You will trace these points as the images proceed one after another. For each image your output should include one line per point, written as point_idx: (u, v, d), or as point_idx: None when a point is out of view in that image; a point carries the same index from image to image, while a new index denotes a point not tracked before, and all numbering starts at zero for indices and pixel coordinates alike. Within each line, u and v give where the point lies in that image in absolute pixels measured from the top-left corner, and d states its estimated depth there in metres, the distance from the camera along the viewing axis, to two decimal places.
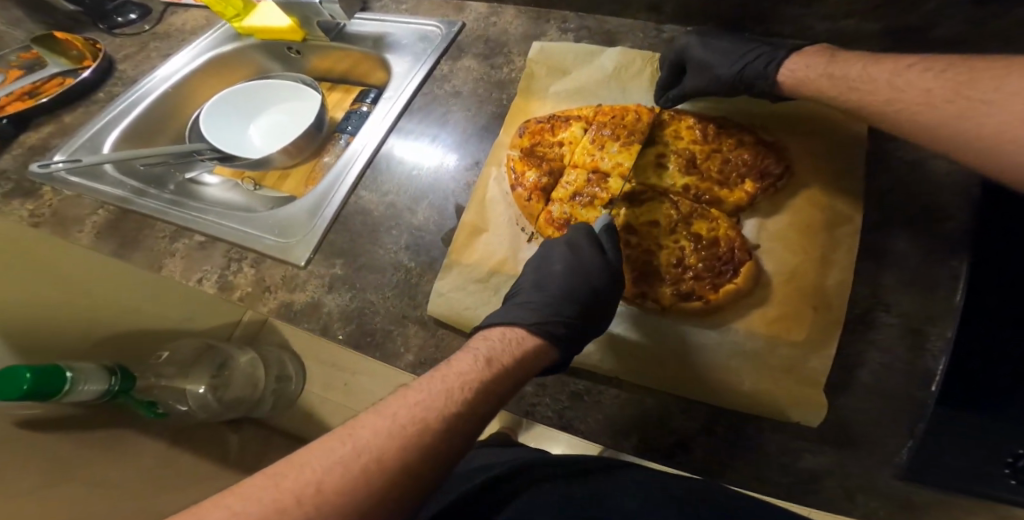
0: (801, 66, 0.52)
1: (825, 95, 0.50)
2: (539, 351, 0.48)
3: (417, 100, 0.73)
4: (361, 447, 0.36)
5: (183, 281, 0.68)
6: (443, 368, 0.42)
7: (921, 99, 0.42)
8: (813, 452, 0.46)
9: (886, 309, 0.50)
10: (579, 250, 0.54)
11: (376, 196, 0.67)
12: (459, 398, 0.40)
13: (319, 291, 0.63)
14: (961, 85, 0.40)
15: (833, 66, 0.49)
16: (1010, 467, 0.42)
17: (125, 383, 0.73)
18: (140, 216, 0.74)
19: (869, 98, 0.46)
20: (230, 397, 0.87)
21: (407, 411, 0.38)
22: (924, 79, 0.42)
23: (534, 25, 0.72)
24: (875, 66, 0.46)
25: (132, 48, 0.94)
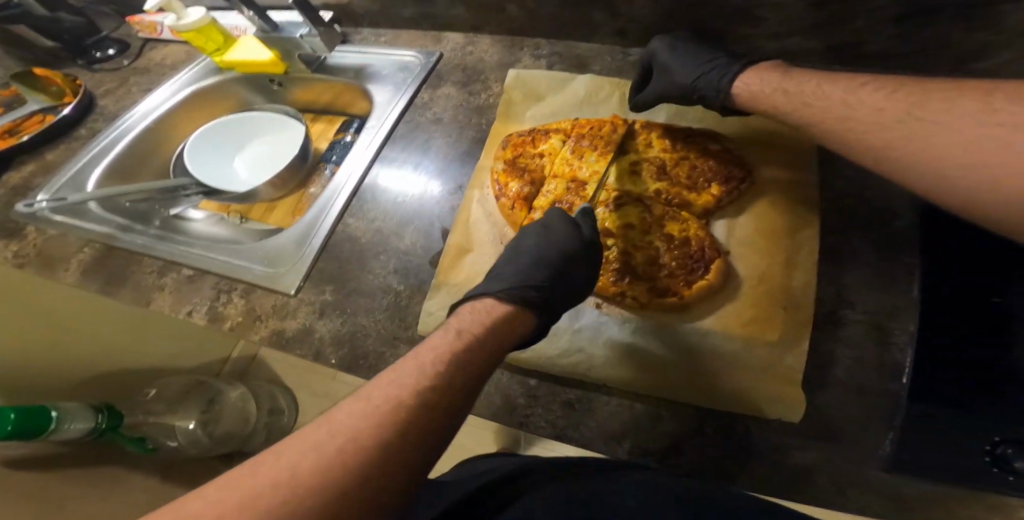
0: (755, 80, 0.55)
1: (778, 110, 0.52)
2: (512, 317, 0.49)
3: (398, 127, 0.75)
4: (335, 430, 0.35)
5: (172, 314, 0.69)
6: (415, 349, 0.42)
7: (873, 118, 0.43)
8: (803, 449, 0.49)
9: (852, 307, 0.53)
10: (553, 225, 0.58)
11: (363, 223, 0.69)
12: (433, 367, 0.40)
13: (311, 317, 0.64)
14: (913, 104, 0.41)
15: (785, 81, 0.52)
16: (990, 456, 0.43)
17: (114, 423, 0.79)
18: (126, 251, 0.75)
19: (823, 114, 0.48)
20: (220, 435, 1.00)
21: (379, 393, 0.37)
22: (877, 97, 0.44)
23: (509, 52, 0.75)
24: (828, 84, 0.48)
25: (112, 84, 0.95)
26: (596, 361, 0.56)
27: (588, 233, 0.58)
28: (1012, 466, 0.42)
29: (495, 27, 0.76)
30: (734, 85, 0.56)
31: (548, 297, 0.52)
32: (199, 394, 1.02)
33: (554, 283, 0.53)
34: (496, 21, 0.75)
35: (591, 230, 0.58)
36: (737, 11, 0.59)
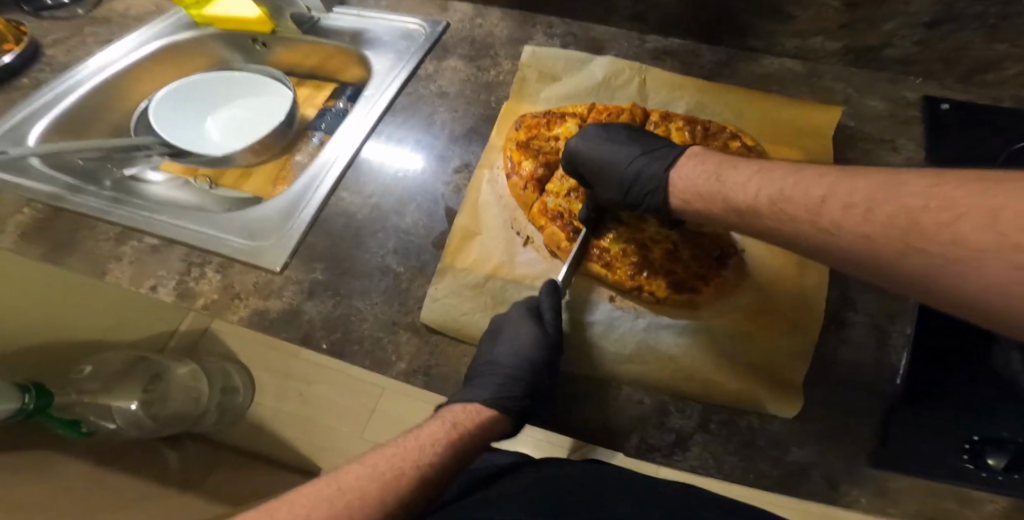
0: (695, 185, 0.50)
1: (738, 230, 0.46)
2: (495, 419, 0.52)
3: (400, 99, 0.70)
4: (343, 487, 0.41)
5: (132, 289, 0.61)
6: (415, 429, 0.48)
7: (866, 250, 0.34)
8: (800, 445, 0.48)
9: (858, 307, 0.55)
10: (517, 326, 0.51)
11: (359, 198, 0.64)
12: (431, 450, 0.45)
13: (299, 297, 0.58)
14: (909, 230, 0.32)
15: (728, 198, 0.45)
16: (967, 452, 0.46)
17: (40, 403, 0.72)
18: (74, 215, 0.65)
19: (791, 225, 0.40)
20: (166, 414, 0.98)
21: (385, 462, 0.44)
22: (853, 222, 0.35)
23: (520, 29, 0.72)
24: (782, 202, 0.41)
25: (63, 33, 0.84)
26: (606, 357, 0.54)
27: (550, 328, 0.52)
28: (984, 462, 0.45)
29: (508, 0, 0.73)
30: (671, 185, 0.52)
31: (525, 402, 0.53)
32: (143, 369, 0.99)
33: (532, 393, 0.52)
34: None
35: (553, 319, 0.52)
36: (764, 6, 0.59)
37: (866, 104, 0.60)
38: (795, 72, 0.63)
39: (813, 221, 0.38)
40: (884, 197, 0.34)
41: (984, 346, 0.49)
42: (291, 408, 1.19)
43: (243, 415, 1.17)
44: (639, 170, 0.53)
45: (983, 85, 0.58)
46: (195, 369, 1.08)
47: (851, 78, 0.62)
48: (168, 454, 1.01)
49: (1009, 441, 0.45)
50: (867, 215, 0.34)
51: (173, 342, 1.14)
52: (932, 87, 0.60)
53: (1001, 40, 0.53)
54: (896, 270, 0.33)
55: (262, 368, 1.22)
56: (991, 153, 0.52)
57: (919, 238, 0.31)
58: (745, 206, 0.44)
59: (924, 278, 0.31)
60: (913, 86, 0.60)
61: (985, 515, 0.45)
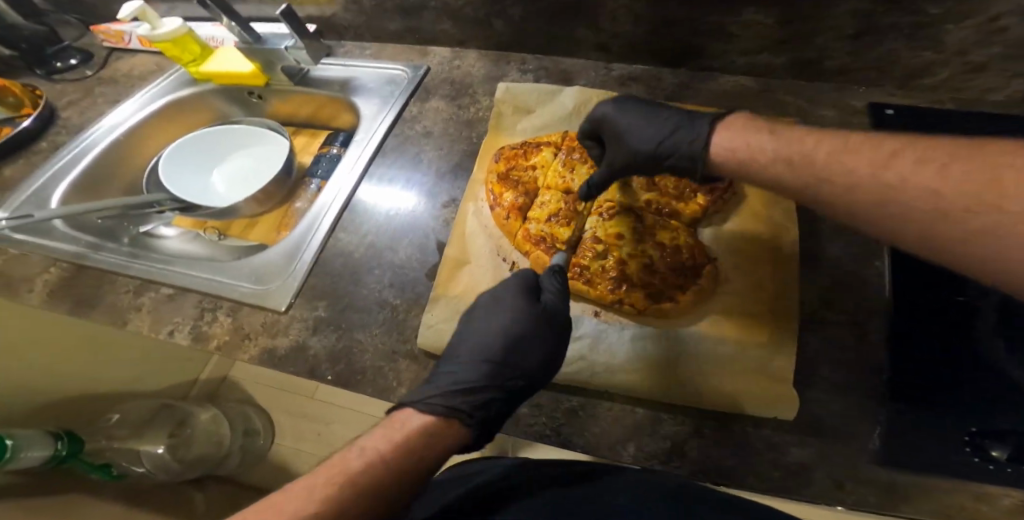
0: (739, 142, 0.48)
1: (782, 186, 0.44)
2: (437, 430, 0.45)
3: (388, 141, 0.75)
4: None
5: (151, 335, 0.65)
6: (315, 469, 0.40)
7: (932, 205, 0.34)
8: (799, 445, 0.50)
9: (831, 307, 0.57)
10: (507, 300, 0.53)
11: (355, 238, 0.68)
12: (323, 495, 0.38)
13: (304, 334, 0.62)
14: (989, 185, 0.32)
15: (781, 149, 0.44)
16: (970, 446, 0.47)
17: (71, 448, 0.86)
18: (97, 270, 0.70)
19: (852, 175, 0.39)
20: (191, 457, 1.08)
21: (260, 517, 0.37)
22: (926, 176, 0.35)
23: (495, 67, 0.77)
24: (846, 153, 0.40)
25: (77, 94, 0.91)
26: (596, 369, 0.56)
27: (547, 300, 0.54)
28: (989, 454, 0.46)
29: (481, 42, 0.78)
30: (710, 139, 0.51)
31: (489, 394, 0.48)
32: (168, 415, 1.11)
33: (495, 382, 0.49)
34: (482, 36, 0.77)
35: (552, 298, 0.54)
36: (716, 29, 0.63)
37: (821, 113, 0.63)
38: (748, 88, 0.67)
39: (875, 172, 0.37)
40: (962, 156, 0.34)
41: (969, 337, 0.51)
42: (306, 448, 1.17)
43: (265, 457, 1.18)
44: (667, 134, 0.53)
45: (921, 90, 0.62)
46: (216, 414, 1.14)
47: (807, 89, 0.65)
48: (195, 494, 1.10)
49: (1009, 432, 0.46)
50: (944, 169, 0.34)
51: (195, 390, 1.21)
52: (876, 94, 0.63)
53: (922, 48, 0.57)
54: (959, 224, 0.33)
55: (279, 410, 1.22)
56: None
57: (996, 195, 0.32)
58: (799, 156, 0.43)
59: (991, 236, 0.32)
60: (858, 94, 0.64)
61: (1001, 510, 0.45)
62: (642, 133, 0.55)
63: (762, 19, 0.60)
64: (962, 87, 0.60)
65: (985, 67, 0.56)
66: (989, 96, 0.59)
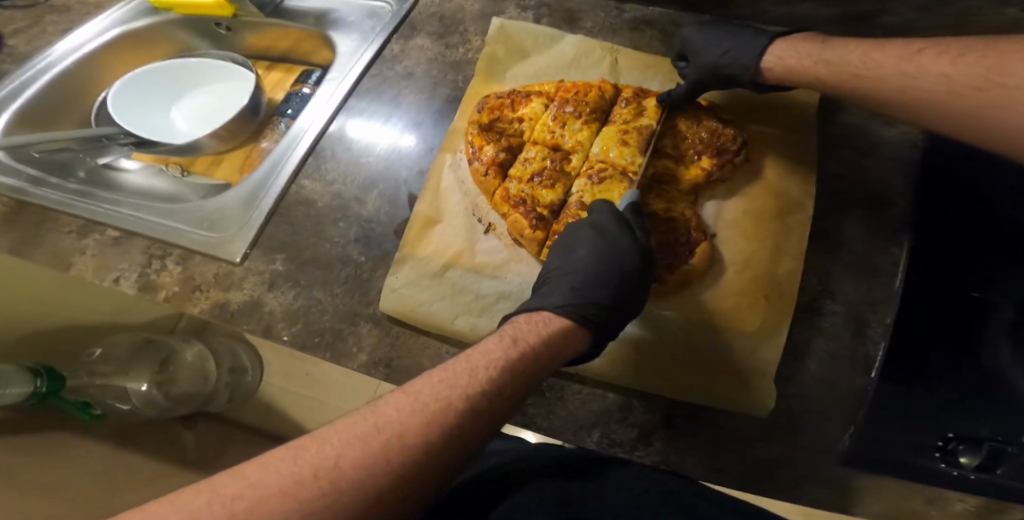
0: (792, 51, 0.51)
1: (823, 83, 0.47)
2: (567, 332, 0.44)
3: (365, 81, 0.67)
4: (383, 421, 0.31)
5: (96, 281, 0.60)
6: (466, 351, 0.38)
7: (939, 87, 0.38)
8: (766, 441, 0.46)
9: (835, 296, 0.51)
10: (610, 234, 0.50)
11: (320, 186, 0.62)
12: (483, 376, 0.36)
13: (260, 289, 0.57)
14: (989, 69, 0.35)
15: (826, 52, 0.47)
16: (939, 450, 0.44)
17: (52, 387, 0.56)
18: (41, 208, 0.65)
19: (879, 81, 0.42)
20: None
21: (430, 390, 0.34)
22: (940, 63, 0.38)
23: (492, 2, 0.68)
24: (877, 51, 0.43)
25: (25, 21, 0.81)
26: None
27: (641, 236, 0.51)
28: (957, 460, 0.43)
29: None
30: (762, 59, 0.53)
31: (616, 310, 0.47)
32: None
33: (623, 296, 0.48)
34: None
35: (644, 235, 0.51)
36: None
37: None
38: None
39: (899, 65, 0.41)
40: (977, 45, 0.37)
41: (979, 336, 0.48)
42: None
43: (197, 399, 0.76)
44: (736, 44, 0.53)
45: None
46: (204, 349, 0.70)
47: None
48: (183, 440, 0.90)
49: (986, 440, 0.44)
50: (955, 58, 0.38)
51: None
52: None
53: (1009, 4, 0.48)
54: (963, 103, 0.37)
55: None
56: None
57: (997, 75, 0.35)
58: (838, 57, 0.46)
59: (992, 106, 0.35)
60: None
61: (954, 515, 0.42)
62: (707, 44, 0.54)
63: None
64: None
65: None
66: None
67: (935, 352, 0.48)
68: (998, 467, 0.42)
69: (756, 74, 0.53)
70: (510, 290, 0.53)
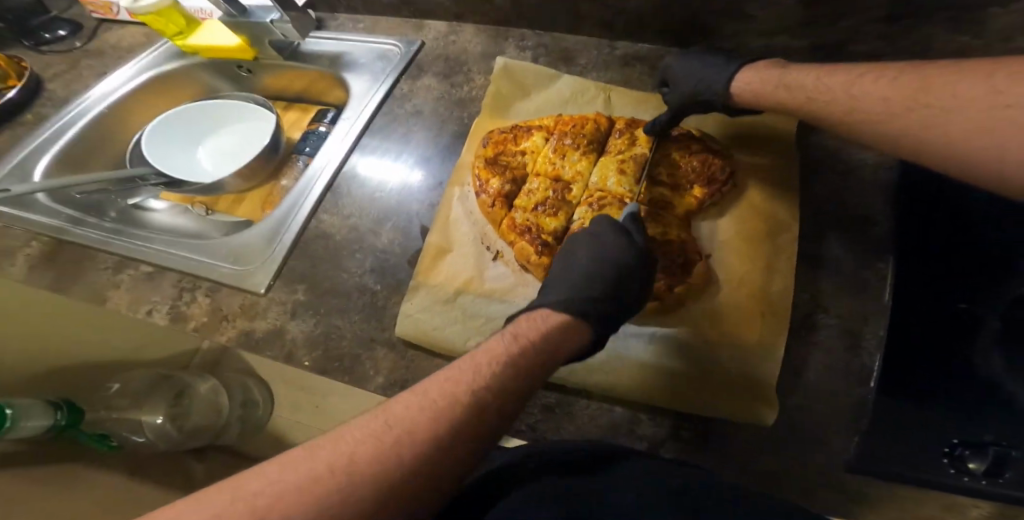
0: (755, 76, 0.54)
1: (784, 106, 0.51)
2: (569, 325, 0.47)
3: (377, 119, 0.72)
4: (392, 420, 0.36)
5: (130, 313, 0.64)
6: (471, 352, 0.42)
7: (879, 108, 0.42)
8: (774, 455, 0.49)
9: (828, 311, 0.54)
10: (602, 237, 0.53)
11: (337, 219, 0.66)
12: (485, 373, 0.39)
13: (282, 318, 0.61)
14: (917, 91, 0.40)
15: (785, 76, 0.51)
16: (948, 456, 0.45)
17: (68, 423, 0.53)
18: (78, 245, 0.69)
19: (832, 104, 0.46)
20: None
21: (437, 389, 0.38)
22: (877, 86, 0.43)
23: (493, 43, 0.73)
24: (826, 77, 0.48)
25: (62, 66, 0.89)
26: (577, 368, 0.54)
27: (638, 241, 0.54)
28: (966, 466, 0.44)
29: (480, 16, 0.74)
30: (732, 83, 0.56)
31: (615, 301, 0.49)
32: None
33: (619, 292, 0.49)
34: (481, 10, 0.73)
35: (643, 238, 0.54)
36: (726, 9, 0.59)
37: None
38: None
39: (845, 91, 0.45)
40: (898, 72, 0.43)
41: (968, 341, 0.48)
42: None
43: None
44: (705, 71, 0.56)
45: None
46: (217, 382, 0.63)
47: None
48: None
49: (991, 445, 0.44)
50: (889, 82, 0.42)
51: None
52: None
53: (962, 31, 0.52)
54: (898, 123, 0.41)
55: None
56: None
57: (925, 96, 0.40)
58: (796, 81, 0.50)
59: (918, 125, 0.40)
60: None
61: None
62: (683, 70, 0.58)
63: None
64: None
65: None
66: None
67: (921, 367, 0.48)
68: (1005, 472, 0.43)
69: (728, 98, 0.56)
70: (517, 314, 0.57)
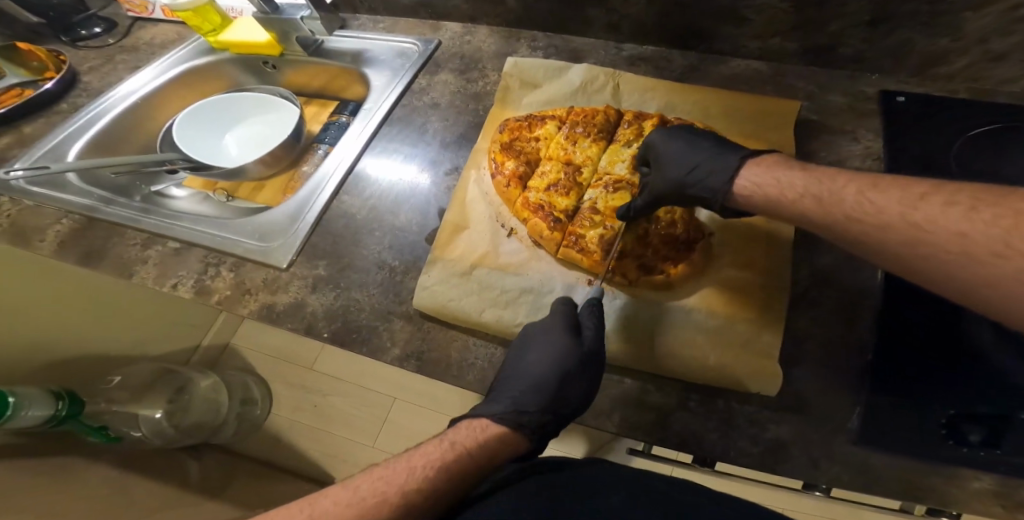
0: (766, 178, 0.51)
1: (809, 218, 0.46)
2: (506, 438, 0.52)
3: (396, 111, 0.76)
4: (319, 512, 0.44)
5: (156, 287, 0.67)
6: (410, 451, 0.49)
7: (956, 245, 0.35)
8: (779, 421, 0.51)
9: (820, 289, 0.58)
10: (552, 334, 0.54)
11: (358, 200, 0.70)
12: (417, 475, 0.46)
13: (303, 291, 0.64)
14: (1013, 231, 0.33)
15: (810, 186, 0.46)
16: (946, 428, 0.47)
17: (71, 410, 0.82)
18: (108, 223, 0.72)
19: (880, 232, 0.39)
20: (187, 423, 1.09)
21: (369, 486, 0.46)
22: (954, 217, 0.36)
23: (506, 43, 0.78)
24: (871, 192, 0.41)
25: (97, 61, 0.93)
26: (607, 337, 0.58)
27: (589, 337, 0.54)
28: (965, 438, 0.46)
29: (493, 18, 0.79)
30: (737, 179, 0.53)
31: (547, 418, 0.54)
32: (169, 380, 1.13)
33: (553, 408, 0.54)
34: (495, 13, 0.78)
35: (594, 335, 0.54)
36: (726, 11, 0.64)
37: (826, 99, 0.64)
38: (761, 72, 0.67)
39: (903, 215, 0.38)
40: (989, 199, 0.35)
41: (957, 325, 0.50)
42: (306, 419, 1.27)
43: (259, 425, 1.27)
44: (703, 160, 0.55)
45: (935, 78, 0.61)
46: (217, 381, 1.19)
47: (814, 75, 0.66)
48: (188, 462, 1.09)
49: (988, 416, 0.46)
50: (970, 214, 0.35)
51: (196, 357, 1.28)
52: (888, 82, 0.63)
53: (940, 35, 0.57)
54: (983, 270, 0.34)
55: (278, 380, 1.32)
56: (940, 142, 0.55)
57: (1022, 240, 0.32)
58: (826, 194, 0.44)
59: (1020, 278, 0.32)
60: (871, 81, 0.64)
61: (971, 492, 0.45)
62: (684, 155, 0.56)
63: (778, 4, 0.60)
64: (980, 76, 0.59)
65: (1006, 55, 0.56)
66: (1004, 87, 0.59)
67: (904, 358, 0.51)
68: (1001, 441, 0.46)
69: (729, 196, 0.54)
70: (530, 286, 0.60)
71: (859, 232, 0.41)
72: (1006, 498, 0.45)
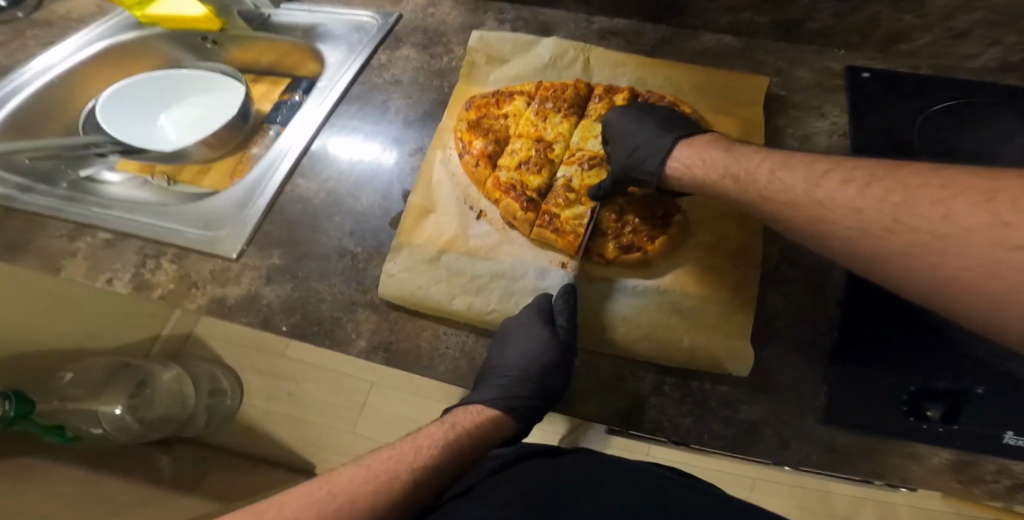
0: (697, 159, 0.52)
1: (734, 198, 0.47)
2: (499, 422, 0.55)
3: (353, 88, 0.72)
4: (335, 489, 0.44)
5: (87, 282, 0.60)
6: (414, 434, 0.51)
7: (855, 221, 0.35)
8: (749, 403, 0.51)
9: (792, 264, 0.57)
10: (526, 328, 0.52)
11: (315, 184, 0.65)
12: (425, 453, 0.48)
13: (257, 282, 0.59)
14: (904, 204, 0.33)
15: (731, 166, 0.48)
16: (906, 405, 0.47)
17: (21, 410, 0.71)
18: (27, 214, 0.65)
19: (791, 205, 0.41)
20: (152, 416, 1.03)
21: (380, 463, 0.47)
22: (849, 194, 0.36)
23: (473, 15, 0.74)
24: (783, 170, 0.43)
25: (5, 36, 0.83)
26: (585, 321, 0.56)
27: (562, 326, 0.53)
28: (925, 414, 0.46)
29: None
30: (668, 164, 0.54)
31: (535, 404, 0.56)
32: (127, 374, 1.03)
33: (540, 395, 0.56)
34: None
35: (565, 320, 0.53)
36: None
37: (795, 75, 0.63)
38: (730, 47, 0.66)
39: (808, 195, 0.39)
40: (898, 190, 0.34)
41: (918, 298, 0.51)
42: (280, 408, 1.22)
43: (232, 418, 1.21)
44: (644, 142, 0.54)
45: (899, 54, 0.62)
46: (180, 373, 1.12)
47: (782, 51, 0.65)
48: (160, 457, 1.05)
49: (946, 391, 0.46)
50: (862, 190, 0.36)
51: (157, 348, 1.16)
52: (854, 58, 0.64)
53: (905, 11, 0.58)
54: (880, 241, 0.34)
55: (250, 369, 1.25)
56: (903, 116, 0.56)
57: (911, 211, 0.32)
58: (744, 172, 0.46)
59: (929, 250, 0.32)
60: (838, 57, 0.64)
61: (932, 468, 0.46)
62: (632, 133, 0.56)
63: None
64: (942, 53, 0.60)
65: (967, 32, 0.57)
66: (965, 63, 0.60)
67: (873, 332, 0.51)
68: (960, 417, 0.46)
69: (668, 175, 0.55)
70: (503, 271, 0.57)
71: (778, 208, 0.42)
72: (963, 472, 0.46)
